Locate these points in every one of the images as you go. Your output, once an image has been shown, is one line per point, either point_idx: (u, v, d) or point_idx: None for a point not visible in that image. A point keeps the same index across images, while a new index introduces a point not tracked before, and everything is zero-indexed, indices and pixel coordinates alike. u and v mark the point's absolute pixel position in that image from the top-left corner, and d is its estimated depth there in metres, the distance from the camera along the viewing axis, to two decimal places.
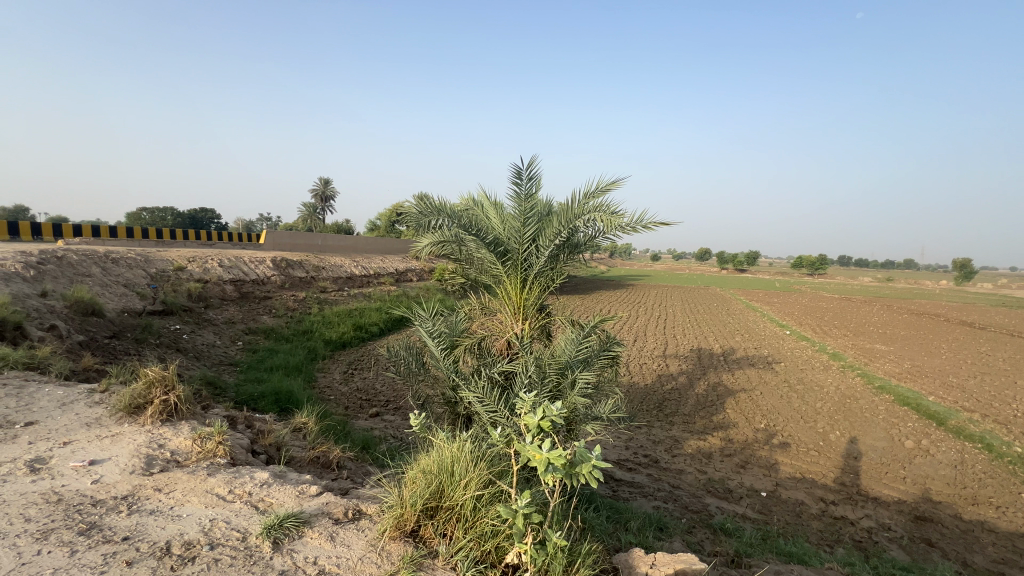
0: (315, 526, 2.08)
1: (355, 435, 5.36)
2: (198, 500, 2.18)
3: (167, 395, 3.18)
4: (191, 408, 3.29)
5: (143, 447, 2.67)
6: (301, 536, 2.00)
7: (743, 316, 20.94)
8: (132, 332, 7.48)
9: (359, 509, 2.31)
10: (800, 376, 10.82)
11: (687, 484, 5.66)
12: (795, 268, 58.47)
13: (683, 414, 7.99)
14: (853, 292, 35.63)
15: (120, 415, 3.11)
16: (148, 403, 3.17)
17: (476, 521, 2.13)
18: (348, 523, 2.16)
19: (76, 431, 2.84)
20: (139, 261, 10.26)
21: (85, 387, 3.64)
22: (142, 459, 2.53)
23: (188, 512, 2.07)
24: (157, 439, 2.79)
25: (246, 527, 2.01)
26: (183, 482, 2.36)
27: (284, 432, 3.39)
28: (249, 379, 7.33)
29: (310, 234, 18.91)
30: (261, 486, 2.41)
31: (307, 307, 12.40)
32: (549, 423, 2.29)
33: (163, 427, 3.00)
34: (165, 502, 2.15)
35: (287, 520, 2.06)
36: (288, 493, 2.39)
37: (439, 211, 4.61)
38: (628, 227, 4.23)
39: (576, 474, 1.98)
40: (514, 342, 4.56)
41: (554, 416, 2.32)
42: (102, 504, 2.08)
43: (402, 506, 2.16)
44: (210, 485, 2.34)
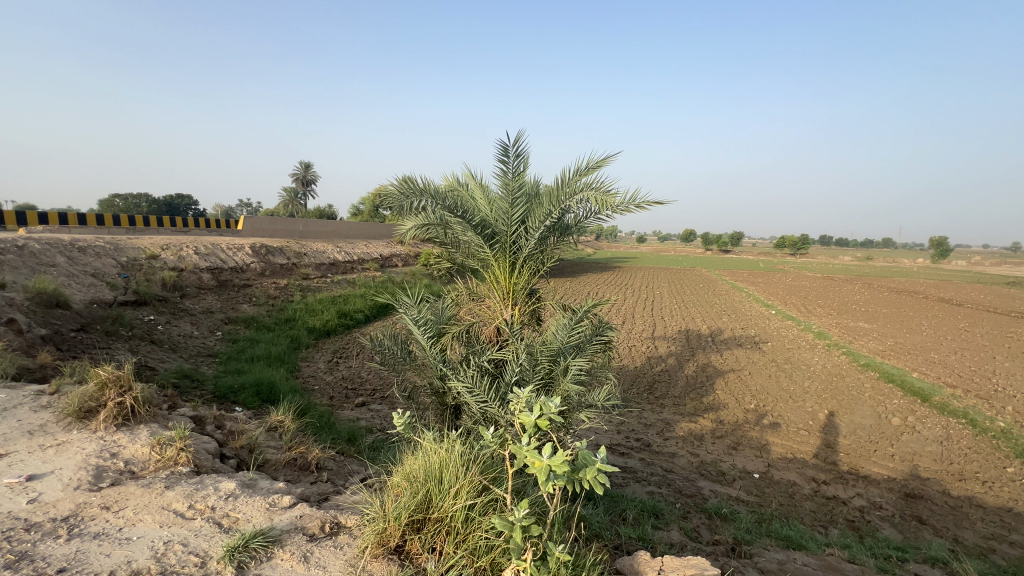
0: (286, 545, 1.90)
1: (340, 429, 5.16)
2: (152, 520, 1.98)
3: (123, 397, 2.97)
4: (151, 411, 3.08)
5: (93, 458, 2.45)
6: (270, 558, 1.82)
7: (730, 296, 21.06)
8: (103, 324, 7.12)
9: (337, 522, 2.14)
10: (788, 356, 10.89)
11: (680, 467, 5.61)
12: (778, 248, 59.22)
13: (673, 396, 7.97)
14: (834, 272, 36.24)
15: (69, 421, 2.87)
16: (101, 407, 2.94)
17: (468, 534, 1.98)
18: (323, 540, 1.98)
19: (17, 440, 2.59)
20: (108, 250, 9.78)
21: (34, 388, 3.36)
22: (90, 472, 2.31)
23: (139, 534, 1.87)
24: (109, 448, 2.57)
25: (206, 550, 1.81)
26: (136, 498, 2.15)
27: (257, 432, 3.21)
28: (228, 371, 7.05)
29: (290, 219, 18.37)
30: (226, 499, 2.23)
31: (289, 294, 12.06)
32: (546, 422, 2.14)
33: (118, 432, 2.79)
34: (113, 523, 1.95)
35: (253, 540, 1.87)
36: (256, 505, 2.20)
37: (423, 192, 4.36)
38: (622, 206, 4.03)
39: (579, 480, 1.82)
40: (503, 329, 4.38)
41: (552, 414, 2.17)
42: (38, 529, 1.86)
43: (384, 520, 2.00)
44: (167, 500, 2.14)
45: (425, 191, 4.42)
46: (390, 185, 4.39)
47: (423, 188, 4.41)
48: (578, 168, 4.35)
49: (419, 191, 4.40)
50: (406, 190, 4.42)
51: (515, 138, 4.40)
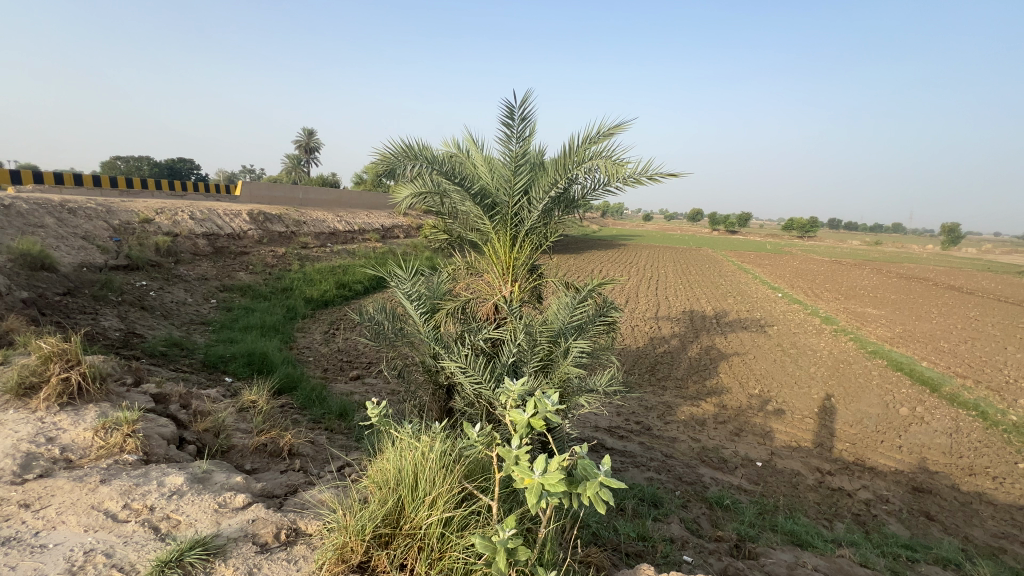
0: (228, 558, 1.70)
1: (331, 405, 5.00)
2: (76, 523, 1.78)
3: (69, 373, 2.76)
4: (102, 389, 2.87)
5: (25, 444, 2.25)
6: (207, 574, 1.61)
7: (736, 278, 20.71)
8: (91, 288, 6.90)
9: (295, 529, 1.95)
10: (793, 340, 10.66)
11: (680, 453, 5.44)
12: (786, 231, 58.36)
13: (675, 378, 7.78)
14: (841, 256, 35.77)
15: (7, 399, 2.66)
16: (44, 383, 2.74)
17: (444, 552, 1.79)
18: (276, 551, 1.79)
19: None
20: (100, 212, 9.50)
21: None
22: (18, 461, 2.12)
23: (57, 542, 1.67)
24: (46, 433, 2.37)
25: (131, 563, 1.61)
26: (64, 494, 1.96)
27: (225, 414, 3.02)
28: (219, 340, 6.87)
29: (290, 187, 17.97)
30: (170, 497, 2.03)
31: (286, 263, 11.82)
32: (541, 422, 1.93)
33: (62, 413, 2.59)
34: (31, 526, 1.75)
35: (188, 552, 1.66)
36: (203, 506, 2.00)
37: (418, 155, 4.02)
38: (635, 176, 3.69)
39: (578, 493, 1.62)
40: (502, 307, 4.13)
41: (548, 412, 1.96)
42: None
43: (346, 534, 1.80)
44: (99, 498, 1.94)
45: (421, 154, 4.09)
46: (382, 147, 4.05)
47: (418, 151, 4.07)
48: (589, 135, 4.01)
49: (415, 153, 4.07)
50: (402, 153, 4.08)
51: (522, 97, 4.05)
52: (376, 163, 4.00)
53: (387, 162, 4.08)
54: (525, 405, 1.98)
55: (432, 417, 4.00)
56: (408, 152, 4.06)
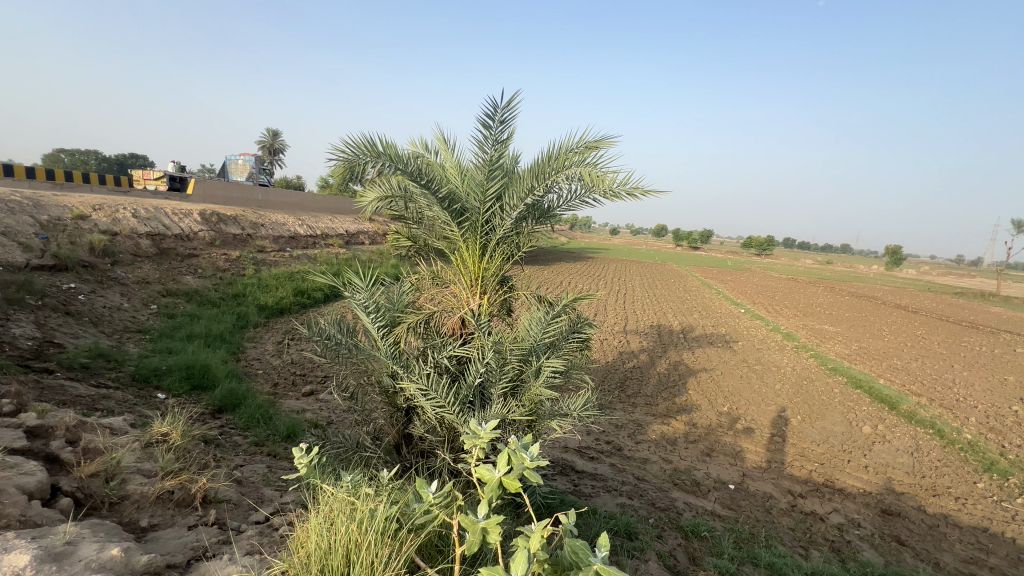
0: None
1: (278, 426, 4.51)
2: None
3: None
4: None
5: None
6: None
7: (701, 293, 21.09)
8: (5, 290, 6.11)
9: None
10: (758, 356, 10.78)
11: (652, 475, 5.23)
12: (745, 248, 60.54)
13: (645, 395, 7.62)
14: (797, 273, 37.30)
15: None
16: None
17: None
18: None
19: None
20: (25, 205, 8.60)
21: None
22: None
23: None
24: None
25: None
26: None
27: (117, 451, 2.25)
28: (155, 350, 6.20)
29: (248, 187, 17.07)
30: None
31: (240, 267, 11.08)
32: (517, 484, 1.66)
33: None
34: None
35: None
36: None
37: (384, 152, 3.63)
38: (618, 188, 3.44)
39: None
40: (469, 321, 3.81)
41: (528, 470, 1.67)
42: None
43: None
44: None
45: (388, 150, 3.69)
46: (342, 142, 3.65)
47: (383, 146, 3.67)
48: (570, 144, 3.75)
49: (380, 149, 3.66)
50: (364, 148, 3.68)
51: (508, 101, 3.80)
52: (335, 159, 3.60)
53: (347, 159, 3.68)
54: (498, 461, 1.73)
55: (388, 442, 3.62)
56: (373, 146, 3.66)
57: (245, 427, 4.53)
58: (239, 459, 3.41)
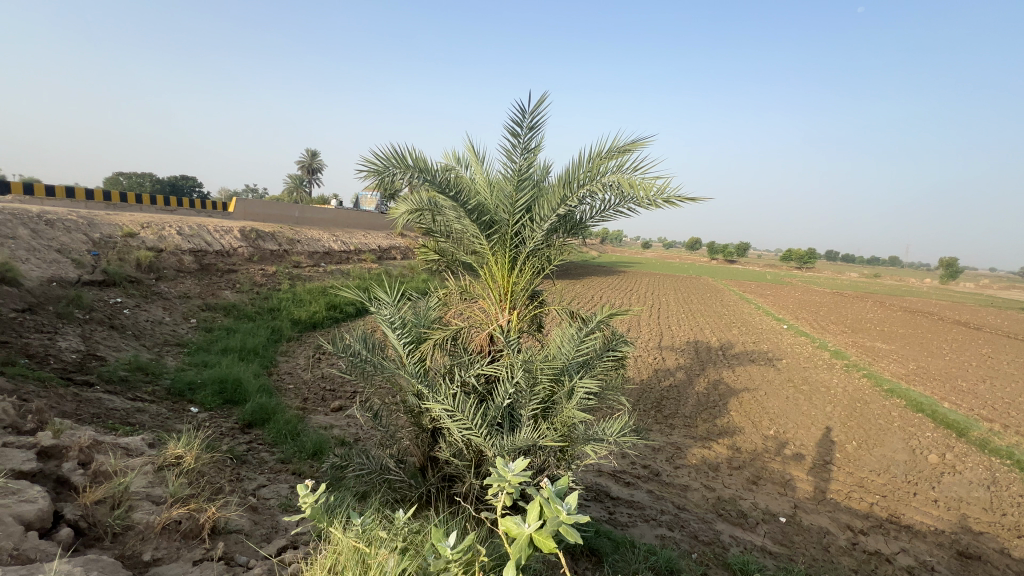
0: None
1: (305, 442, 4.45)
2: None
3: None
4: None
5: None
6: None
7: (739, 308, 20.24)
8: (56, 304, 6.38)
9: None
10: (804, 375, 10.13)
11: (694, 504, 4.87)
12: (785, 262, 58.25)
13: (683, 416, 7.23)
14: (842, 287, 35.50)
15: None
16: None
17: None
18: None
19: None
20: (80, 224, 9.07)
21: None
22: None
23: None
24: None
25: None
26: None
27: (131, 476, 2.16)
28: (191, 364, 6.31)
29: (285, 204, 17.64)
30: None
31: (276, 282, 11.35)
32: (551, 544, 1.45)
33: None
34: None
35: None
36: None
37: (415, 163, 3.50)
38: (656, 194, 3.22)
39: None
40: (498, 338, 3.64)
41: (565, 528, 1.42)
42: None
43: None
44: None
45: (418, 161, 3.56)
46: (372, 153, 3.53)
47: (414, 157, 3.55)
48: (603, 150, 3.59)
49: (411, 159, 3.53)
50: (394, 160, 3.55)
51: (533, 108, 3.71)
52: (364, 171, 3.47)
53: (377, 171, 3.56)
54: (528, 514, 1.51)
55: (414, 465, 3.48)
56: (402, 157, 3.53)
57: (273, 443, 4.49)
58: (262, 479, 3.33)
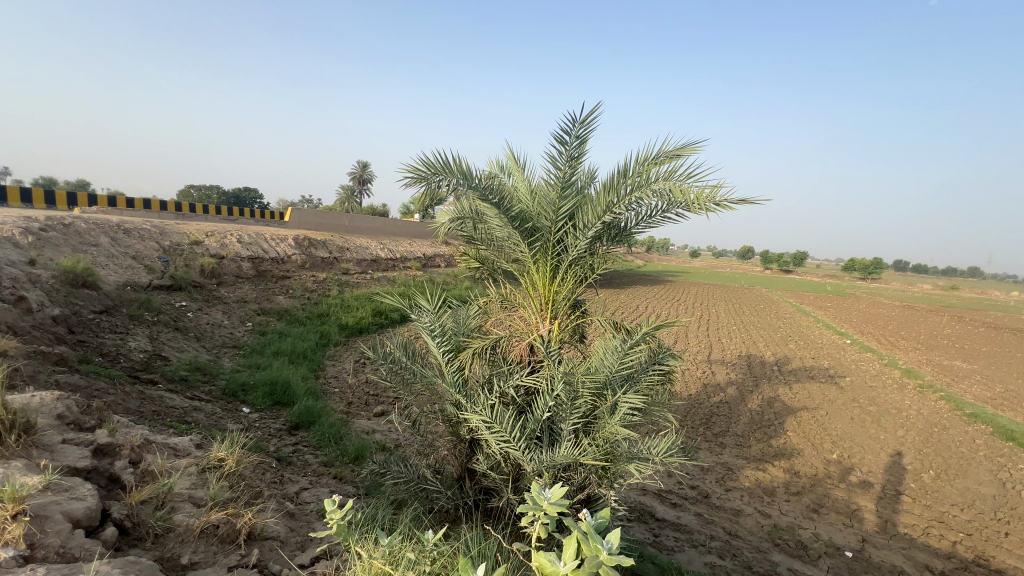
0: None
1: (347, 446, 4.53)
2: None
3: None
4: (25, 436, 2.00)
5: None
6: None
7: (796, 321, 19.09)
8: (129, 307, 6.88)
9: None
10: (871, 395, 9.35)
11: (746, 531, 4.55)
12: (847, 272, 54.63)
13: (735, 435, 6.83)
14: (913, 300, 32.81)
15: None
16: None
17: None
18: None
19: None
20: (153, 233, 9.80)
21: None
22: None
23: None
24: None
25: None
26: None
27: (177, 477, 2.24)
28: (246, 366, 6.61)
29: (337, 214, 18.37)
30: None
31: (326, 289, 11.78)
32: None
33: None
34: None
35: None
36: None
37: (459, 170, 3.46)
38: (709, 200, 3.04)
39: None
40: (538, 348, 3.56)
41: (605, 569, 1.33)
42: None
43: None
44: None
45: (462, 167, 3.52)
46: (417, 159, 3.50)
47: (458, 164, 3.51)
48: (651, 156, 3.44)
49: (455, 166, 3.49)
50: (438, 167, 3.52)
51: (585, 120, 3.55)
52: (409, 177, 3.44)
53: (421, 177, 3.52)
54: (564, 552, 1.43)
55: (451, 475, 3.43)
56: (447, 164, 3.49)
57: (317, 446, 4.59)
58: (304, 482, 3.40)
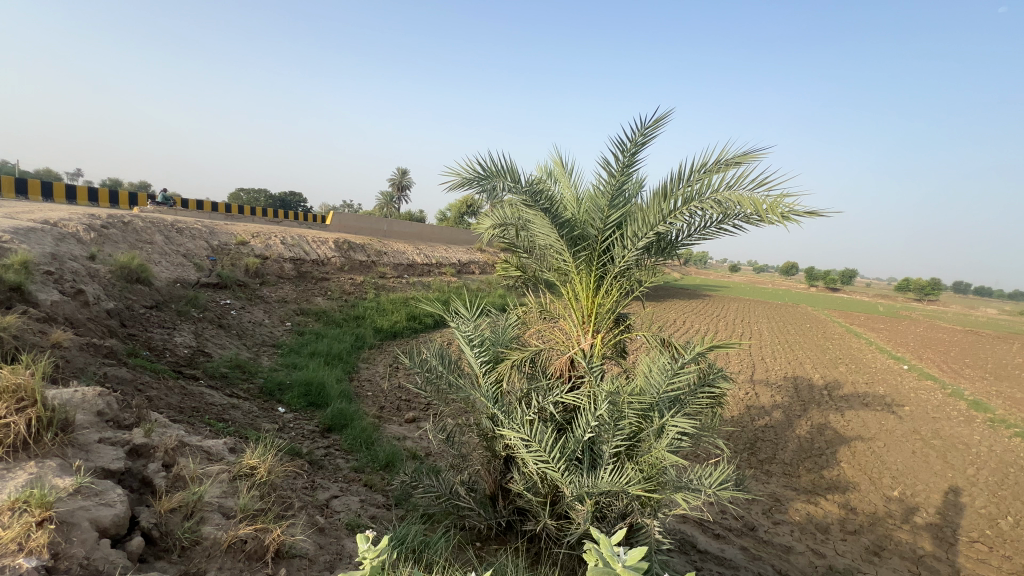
0: None
1: (378, 453, 4.46)
2: None
3: (15, 414, 1.86)
4: (64, 435, 2.00)
5: None
6: None
7: (846, 342, 18.00)
8: (177, 303, 7.13)
9: None
10: (934, 427, 8.62)
11: (799, 571, 4.19)
12: (901, 293, 51.48)
13: (782, 463, 6.39)
14: (977, 325, 30.48)
15: None
16: None
17: None
18: None
19: None
20: (203, 233, 10.21)
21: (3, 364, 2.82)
22: None
23: None
24: None
25: None
26: None
27: (208, 485, 2.19)
28: (283, 365, 6.71)
29: (376, 218, 18.73)
30: None
31: (362, 291, 11.96)
32: None
33: None
34: None
35: None
36: None
37: (508, 173, 3.34)
38: (774, 211, 2.82)
39: None
40: (578, 362, 3.38)
41: None
42: None
43: None
44: None
45: (511, 170, 3.41)
46: (467, 161, 3.41)
47: (508, 167, 3.40)
48: (710, 163, 3.23)
49: (504, 168, 3.37)
50: (486, 169, 3.43)
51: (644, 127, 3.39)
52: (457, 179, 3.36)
53: (470, 179, 3.42)
54: None
55: (483, 492, 3.29)
56: (496, 166, 3.38)
57: (349, 450, 4.54)
58: (334, 489, 3.33)
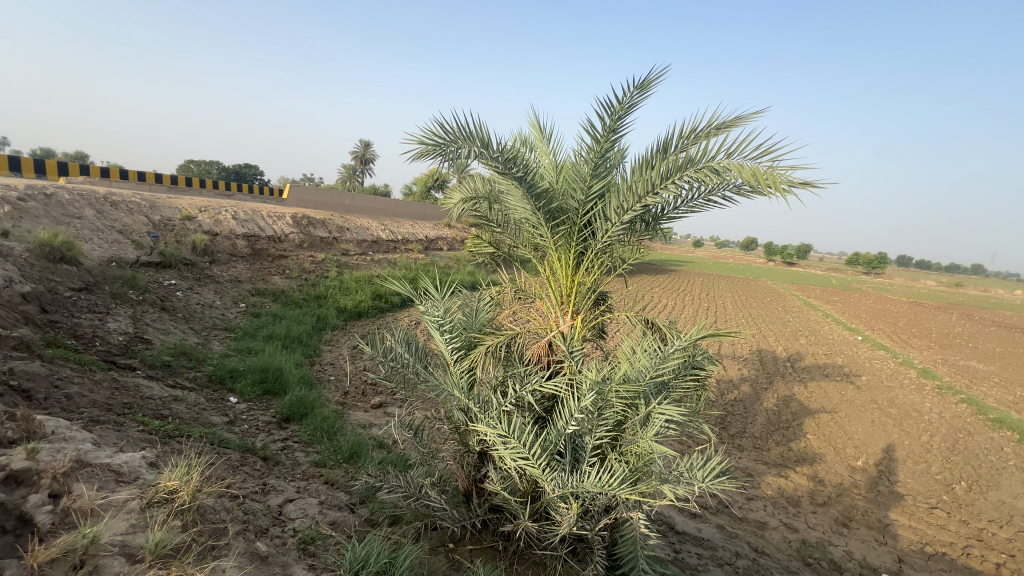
0: None
1: (342, 443, 4.13)
2: None
3: None
4: None
5: None
6: None
7: (804, 314, 18.67)
8: (112, 285, 6.44)
9: None
10: (890, 396, 8.99)
11: (775, 547, 4.19)
12: (852, 266, 54.13)
13: (752, 437, 6.45)
14: (918, 296, 32.46)
15: None
16: None
17: None
18: None
19: None
20: (142, 207, 9.31)
21: None
22: None
23: None
24: None
25: None
26: None
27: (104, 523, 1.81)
28: (236, 350, 6.21)
29: (337, 192, 17.79)
30: None
31: (324, 269, 11.33)
32: None
33: None
34: None
35: None
36: None
37: (477, 136, 2.98)
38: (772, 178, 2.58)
39: None
40: (557, 346, 3.13)
41: None
42: None
43: None
44: None
45: (481, 134, 3.05)
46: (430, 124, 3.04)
47: (478, 131, 3.03)
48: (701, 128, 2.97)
49: (472, 131, 3.01)
50: (452, 134, 3.06)
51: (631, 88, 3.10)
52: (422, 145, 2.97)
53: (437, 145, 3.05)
54: None
55: (457, 489, 3.04)
56: (464, 130, 3.02)
57: (309, 442, 4.19)
58: (290, 491, 3.00)
